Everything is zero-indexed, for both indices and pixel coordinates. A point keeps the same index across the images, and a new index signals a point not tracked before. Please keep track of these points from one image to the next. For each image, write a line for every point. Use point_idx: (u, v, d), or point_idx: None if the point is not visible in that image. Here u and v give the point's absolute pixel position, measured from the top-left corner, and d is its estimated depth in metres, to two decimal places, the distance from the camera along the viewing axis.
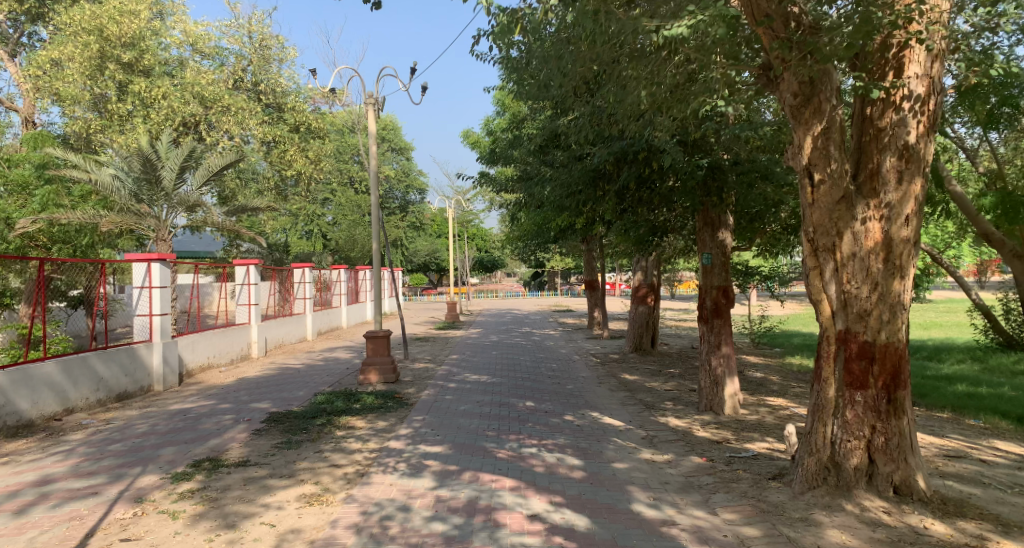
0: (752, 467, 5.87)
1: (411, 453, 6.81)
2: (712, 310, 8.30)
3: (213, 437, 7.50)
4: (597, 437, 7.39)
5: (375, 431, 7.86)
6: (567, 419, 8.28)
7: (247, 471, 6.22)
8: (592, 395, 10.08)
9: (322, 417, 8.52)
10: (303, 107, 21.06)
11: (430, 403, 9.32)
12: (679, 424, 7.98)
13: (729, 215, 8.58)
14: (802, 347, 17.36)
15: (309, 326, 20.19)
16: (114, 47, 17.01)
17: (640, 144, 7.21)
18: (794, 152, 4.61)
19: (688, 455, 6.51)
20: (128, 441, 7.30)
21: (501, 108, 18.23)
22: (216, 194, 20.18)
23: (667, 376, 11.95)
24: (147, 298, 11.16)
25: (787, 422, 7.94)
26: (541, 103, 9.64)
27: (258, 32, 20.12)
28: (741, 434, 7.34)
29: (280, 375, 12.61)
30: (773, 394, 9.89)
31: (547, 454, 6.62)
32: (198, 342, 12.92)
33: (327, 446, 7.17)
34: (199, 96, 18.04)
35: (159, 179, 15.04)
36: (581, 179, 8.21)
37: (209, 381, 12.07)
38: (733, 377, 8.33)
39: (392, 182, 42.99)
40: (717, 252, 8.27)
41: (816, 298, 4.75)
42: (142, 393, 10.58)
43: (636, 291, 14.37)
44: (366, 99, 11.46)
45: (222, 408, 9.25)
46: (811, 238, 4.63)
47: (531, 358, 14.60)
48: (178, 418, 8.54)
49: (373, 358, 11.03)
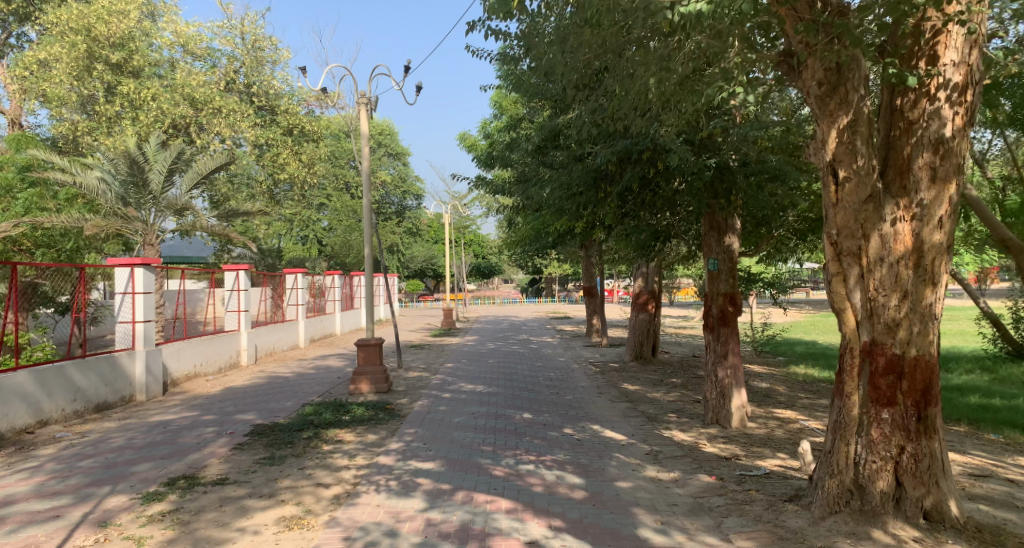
0: (765, 487, 5.48)
1: (401, 470, 6.40)
2: (718, 318, 7.93)
3: (192, 452, 7.08)
4: (598, 452, 6.99)
5: (364, 446, 7.45)
6: (566, 433, 7.89)
7: (225, 490, 5.80)
8: (593, 406, 9.68)
9: (308, 430, 8.11)
10: (297, 110, 20.80)
11: (423, 415, 8.90)
12: (685, 438, 7.58)
13: (736, 218, 8.23)
14: (805, 355, 17.01)
15: (301, 333, 19.75)
16: (102, 47, 16.66)
17: (645, 142, 6.85)
18: (817, 147, 4.25)
19: (695, 473, 6.12)
20: (102, 456, 6.89)
21: (498, 110, 17.94)
22: (207, 198, 19.80)
23: (669, 385, 11.57)
24: (130, 304, 10.74)
25: (799, 436, 7.55)
26: (540, 101, 9.28)
27: (251, 33, 19.79)
28: (750, 450, 6.95)
29: (269, 385, 12.20)
30: (781, 405, 9.52)
31: (546, 472, 6.22)
32: (184, 350, 12.50)
33: (312, 463, 6.76)
34: (190, 98, 17.69)
35: (147, 182, 14.72)
36: (581, 180, 7.83)
37: (194, 391, 11.65)
38: (741, 388, 7.95)
39: (388, 188, 42.68)
40: (723, 258, 7.93)
41: (838, 308, 4.39)
42: (122, 403, 10.16)
43: (637, 299, 13.94)
44: (358, 98, 11.10)
45: (205, 420, 8.83)
46: (834, 241, 4.26)
47: (528, 367, 14.22)
48: (157, 431, 8.13)
49: (364, 367, 10.62)
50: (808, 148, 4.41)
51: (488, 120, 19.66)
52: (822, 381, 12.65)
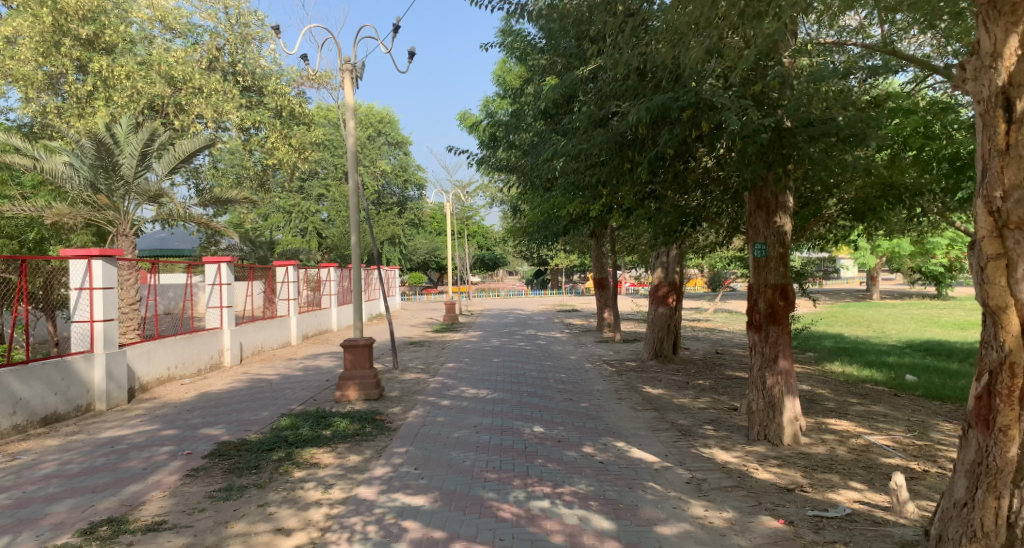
0: (855, 540, 4.19)
1: (383, 509, 5.12)
2: (767, 314, 6.62)
3: (133, 482, 5.81)
4: (628, 481, 5.67)
5: (342, 472, 6.18)
6: (586, 453, 6.58)
7: (157, 541, 4.52)
8: (613, 416, 8.40)
9: (280, 450, 6.85)
10: (286, 91, 19.52)
11: (416, 429, 7.64)
12: (730, 460, 6.29)
13: (788, 195, 6.90)
14: (837, 351, 15.66)
15: (293, 330, 18.44)
16: (71, 21, 15.35)
17: (690, 96, 5.67)
18: (979, 69, 3.17)
19: (755, 513, 4.80)
20: (20, 489, 5.61)
21: (501, 86, 16.68)
22: (193, 185, 18.56)
23: (696, 389, 10.25)
24: (87, 300, 9.46)
25: (868, 457, 6.22)
26: (555, 57, 8.19)
27: (235, 7, 18.44)
28: (814, 477, 5.63)
29: (248, 389, 10.96)
30: (832, 414, 8.20)
31: (567, 512, 4.92)
32: (155, 351, 11.26)
33: (276, 497, 5.49)
34: (168, 76, 16.47)
35: (117, 166, 13.22)
36: (603, 148, 6.49)
37: (163, 398, 10.39)
38: (794, 398, 6.69)
39: (389, 177, 41.20)
40: (773, 241, 6.62)
41: (994, 306, 3.10)
42: (78, 414, 8.92)
43: (656, 291, 12.68)
44: (341, 64, 9.76)
45: (162, 437, 7.56)
46: (997, 208, 3.03)
47: (537, 366, 12.92)
48: (101, 452, 6.85)
49: (351, 371, 9.35)
50: (954, 75, 3.34)
51: (489, 98, 18.23)
52: (866, 381, 11.32)
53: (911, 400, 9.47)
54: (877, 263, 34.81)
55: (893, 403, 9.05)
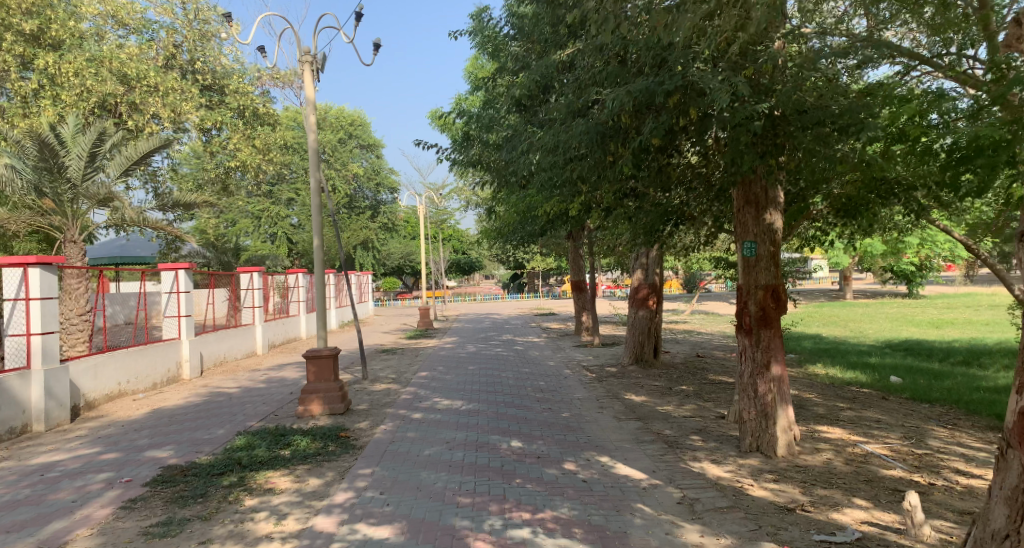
0: None
1: (341, 544, 4.54)
2: (758, 317, 6.18)
3: (59, 518, 5.14)
4: (614, 502, 5.17)
5: (300, 499, 5.57)
6: (568, 471, 6.06)
7: None
8: (595, 427, 7.91)
9: (232, 474, 6.21)
10: (248, 90, 18.74)
11: (384, 447, 7.04)
12: (722, 475, 5.83)
13: (778, 189, 6.49)
14: (818, 352, 15.42)
15: (259, 339, 17.63)
16: (13, 15, 14.49)
17: (677, 80, 5.25)
18: None
19: (756, 539, 4.34)
20: None
21: (473, 83, 16.16)
22: (151, 188, 17.69)
23: (680, 395, 9.83)
24: (23, 312, 8.69)
25: (868, 469, 5.83)
26: (533, 43, 7.82)
27: (193, 3, 17.64)
28: (815, 494, 5.19)
29: (205, 404, 10.24)
30: (823, 421, 7.81)
31: (548, 542, 4.40)
32: (103, 365, 10.47)
33: (222, 530, 4.87)
34: (121, 74, 15.61)
35: (63, 168, 12.34)
36: (582, 140, 6.05)
37: (111, 416, 9.62)
38: (787, 406, 6.27)
39: (360, 180, 40.41)
40: (763, 238, 6.21)
41: None
42: (11, 437, 8.14)
43: (635, 294, 12.23)
44: (301, 56, 9.15)
45: (102, 461, 6.85)
46: None
47: (514, 374, 12.39)
48: (28, 482, 6.13)
49: (315, 384, 8.72)
50: None
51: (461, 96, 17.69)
52: (850, 384, 11.03)
53: (900, 403, 9.18)
54: (850, 262, 35.05)
55: (883, 407, 8.72)
